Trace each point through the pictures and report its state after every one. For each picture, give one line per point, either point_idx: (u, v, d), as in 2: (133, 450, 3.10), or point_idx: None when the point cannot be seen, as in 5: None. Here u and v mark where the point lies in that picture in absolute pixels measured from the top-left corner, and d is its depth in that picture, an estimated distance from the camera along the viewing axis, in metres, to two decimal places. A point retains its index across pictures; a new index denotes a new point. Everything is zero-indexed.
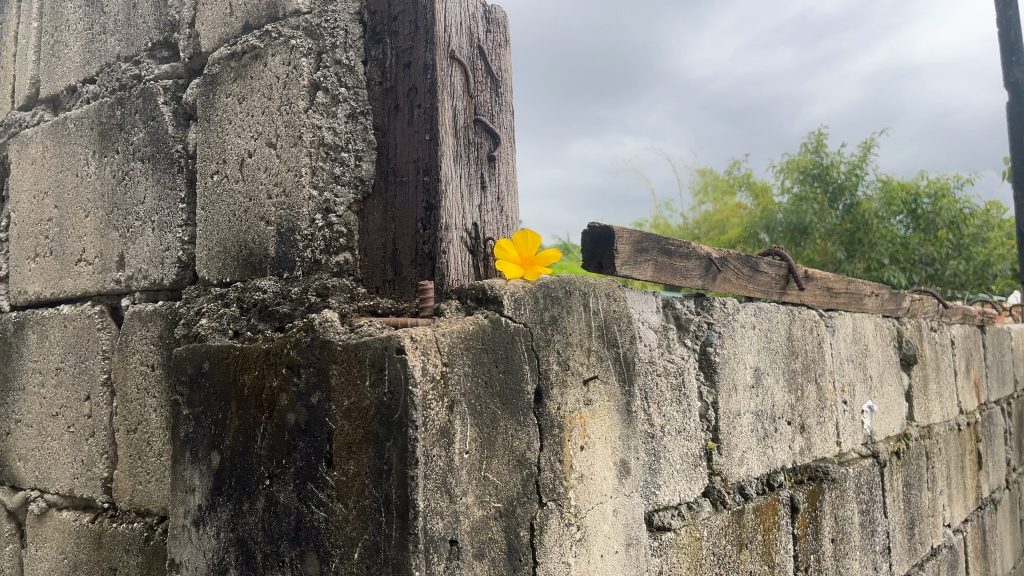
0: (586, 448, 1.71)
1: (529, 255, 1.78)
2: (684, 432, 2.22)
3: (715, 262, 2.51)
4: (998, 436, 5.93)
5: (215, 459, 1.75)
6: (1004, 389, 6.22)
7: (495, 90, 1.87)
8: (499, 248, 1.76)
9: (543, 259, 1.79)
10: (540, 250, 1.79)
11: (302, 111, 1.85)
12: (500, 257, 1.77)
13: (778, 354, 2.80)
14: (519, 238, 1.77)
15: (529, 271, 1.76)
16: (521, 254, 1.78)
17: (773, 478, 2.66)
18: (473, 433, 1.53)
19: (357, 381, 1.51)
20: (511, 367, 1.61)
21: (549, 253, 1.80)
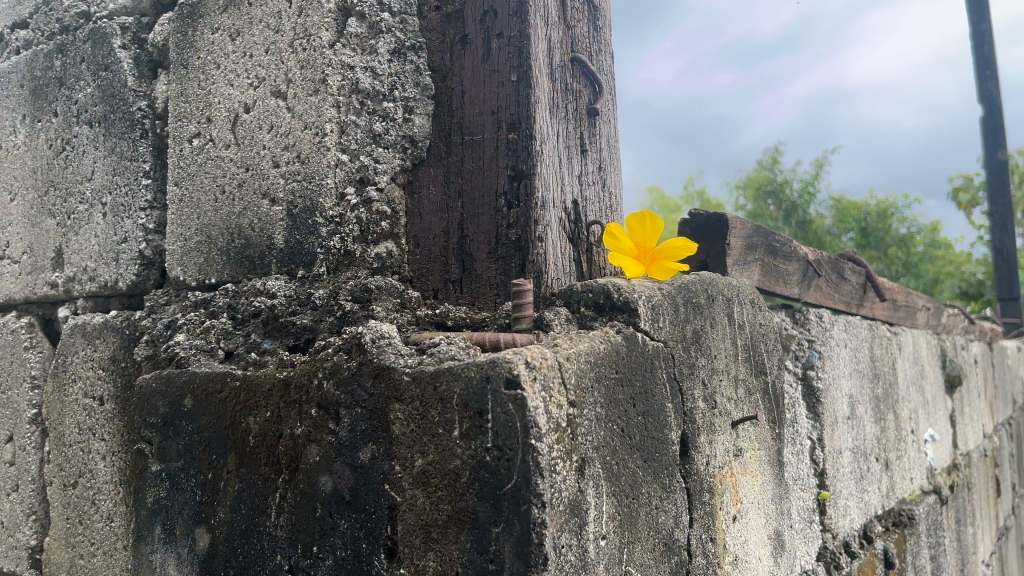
0: (739, 518, 1.22)
1: (651, 246, 1.28)
2: (800, 481, 1.74)
3: (811, 266, 2.05)
4: (1006, 460, 5.62)
5: (201, 539, 1.20)
6: (1009, 411, 5.92)
7: (594, 22, 1.37)
8: (611, 240, 1.24)
9: (672, 251, 1.28)
10: (664, 240, 1.29)
11: (326, 44, 1.33)
12: (611, 248, 1.27)
13: (866, 379, 2.35)
14: (637, 223, 1.26)
15: (652, 272, 1.27)
16: (640, 243, 1.28)
17: (870, 529, 2.19)
18: (611, 508, 1.02)
19: (438, 430, 0.99)
20: (652, 407, 1.10)
21: (678, 244, 1.29)
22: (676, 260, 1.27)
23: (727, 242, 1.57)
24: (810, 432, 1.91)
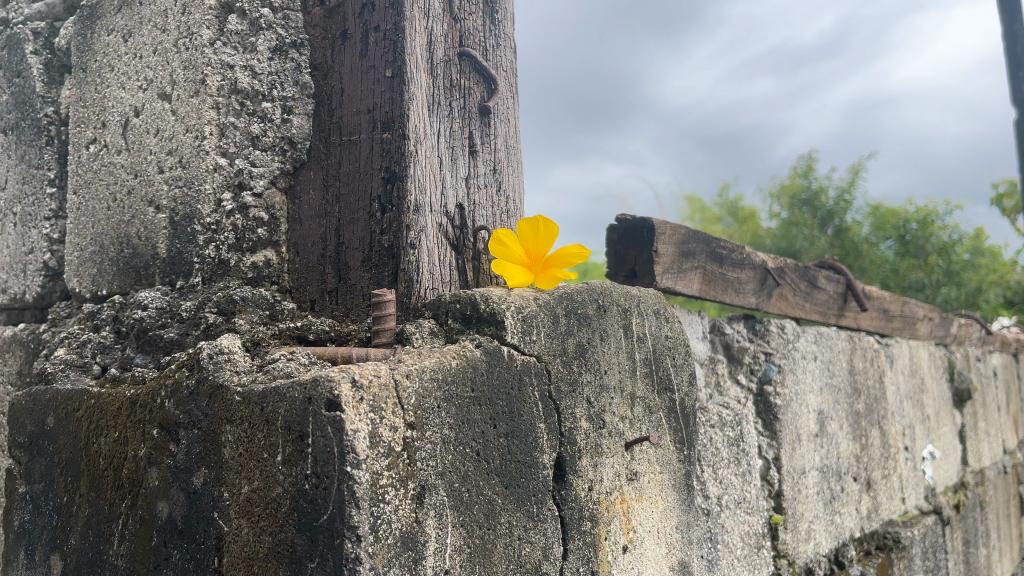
0: (631, 548, 1.13)
1: (543, 254, 1.19)
2: (744, 504, 1.63)
3: (771, 274, 1.93)
4: None
5: (55, 567, 1.13)
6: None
7: (492, 14, 1.29)
8: (498, 243, 1.15)
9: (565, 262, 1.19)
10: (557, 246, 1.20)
11: (205, 43, 1.24)
12: (498, 257, 1.16)
13: (842, 393, 2.22)
14: (526, 229, 1.16)
15: (545, 283, 1.16)
16: (531, 252, 1.18)
17: (843, 554, 2.06)
18: (459, 540, 0.92)
19: (263, 455, 0.90)
20: (517, 428, 1.01)
21: (571, 250, 1.20)
22: (568, 268, 1.18)
23: (654, 248, 1.47)
24: (765, 452, 1.79)
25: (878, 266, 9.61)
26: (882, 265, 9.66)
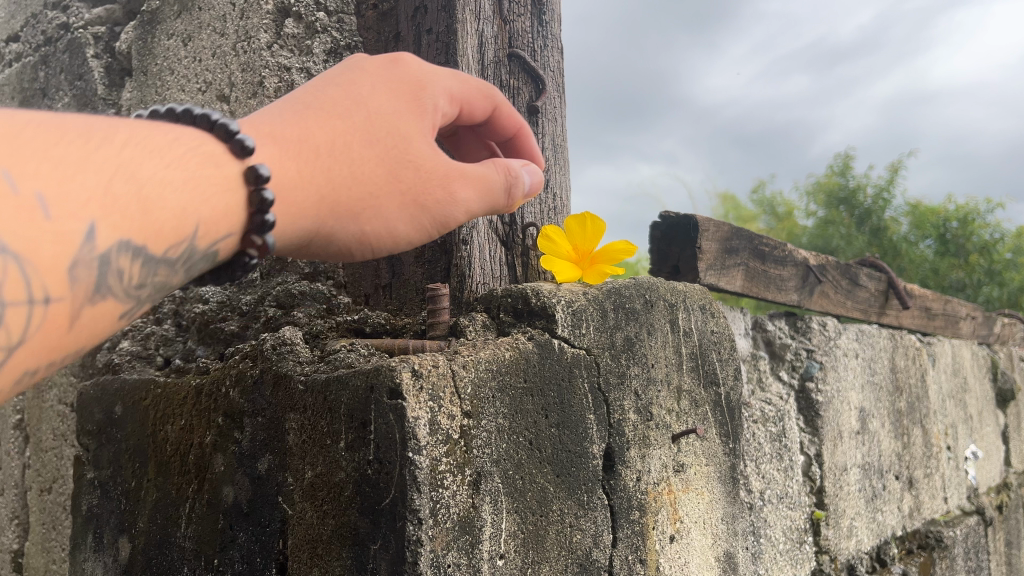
0: (678, 538, 1.16)
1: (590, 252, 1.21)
2: (786, 499, 1.64)
3: (813, 271, 1.94)
4: None
5: (123, 549, 1.18)
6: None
7: (540, 16, 1.32)
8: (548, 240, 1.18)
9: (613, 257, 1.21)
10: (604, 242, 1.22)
11: (263, 46, 1.29)
12: (546, 252, 1.19)
13: (883, 391, 2.21)
14: (574, 225, 1.19)
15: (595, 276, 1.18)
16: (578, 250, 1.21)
17: (885, 551, 2.06)
18: (513, 526, 0.95)
19: (326, 442, 0.94)
20: (569, 418, 1.04)
21: (618, 245, 1.22)
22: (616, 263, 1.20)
23: (697, 245, 1.49)
24: (806, 448, 1.80)
25: (918, 265, 9.48)
26: (920, 264, 9.55)
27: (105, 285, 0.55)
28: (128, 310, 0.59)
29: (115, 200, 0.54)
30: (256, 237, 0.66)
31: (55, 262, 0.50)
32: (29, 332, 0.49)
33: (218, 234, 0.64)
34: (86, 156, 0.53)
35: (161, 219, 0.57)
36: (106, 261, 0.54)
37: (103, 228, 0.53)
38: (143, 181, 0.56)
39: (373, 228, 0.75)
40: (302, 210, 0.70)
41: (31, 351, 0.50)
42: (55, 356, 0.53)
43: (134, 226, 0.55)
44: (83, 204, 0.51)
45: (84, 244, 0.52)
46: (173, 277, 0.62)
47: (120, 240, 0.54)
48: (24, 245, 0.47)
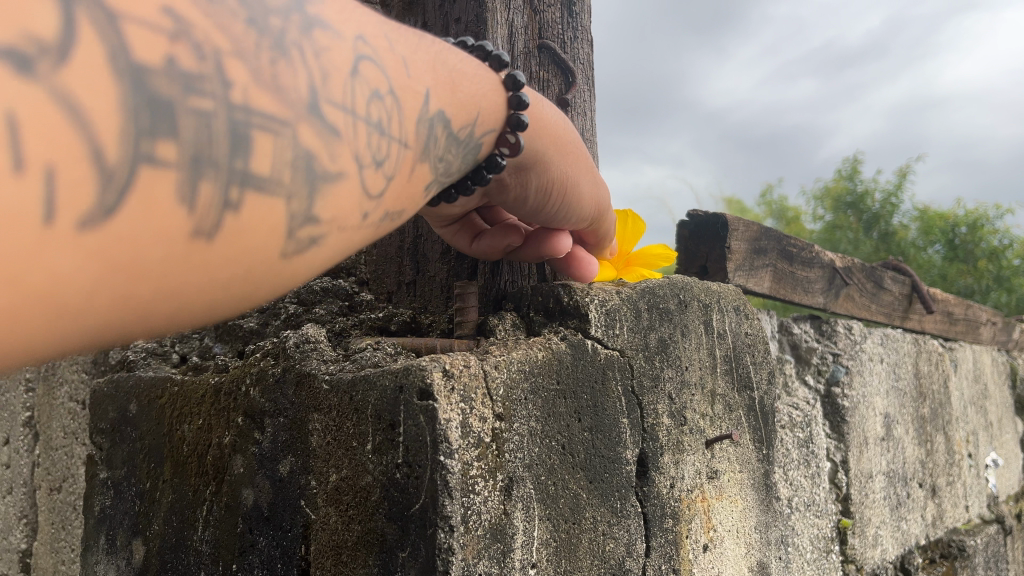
0: (711, 548, 1.12)
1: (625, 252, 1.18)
2: (813, 507, 1.60)
3: (840, 273, 1.89)
4: None
5: (138, 551, 1.15)
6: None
7: (570, 7, 1.28)
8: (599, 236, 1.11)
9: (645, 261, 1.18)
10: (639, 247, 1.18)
11: None
12: None
13: (908, 397, 2.17)
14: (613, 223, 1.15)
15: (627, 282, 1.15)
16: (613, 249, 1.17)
17: (909, 561, 2.01)
18: (546, 534, 0.91)
19: (353, 444, 0.90)
20: (602, 422, 1.00)
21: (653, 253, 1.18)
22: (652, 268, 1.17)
23: (727, 245, 1.45)
24: (833, 454, 1.75)
25: (928, 270, 9.41)
26: (930, 269, 9.48)
27: (431, 155, 0.65)
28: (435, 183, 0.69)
29: (439, 75, 0.66)
30: (511, 135, 0.79)
31: (414, 115, 0.60)
32: (397, 168, 0.59)
33: (489, 127, 0.76)
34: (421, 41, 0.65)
35: (459, 101, 0.70)
36: (436, 125, 0.65)
37: (439, 96, 0.65)
38: (450, 71, 0.69)
39: (572, 178, 0.90)
40: (541, 138, 0.84)
41: (395, 191, 0.60)
42: (403, 208, 0.63)
43: (449, 99, 0.67)
44: (424, 74, 0.63)
45: (427, 103, 0.62)
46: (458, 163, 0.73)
47: (442, 111, 0.66)
48: (401, 87, 0.58)
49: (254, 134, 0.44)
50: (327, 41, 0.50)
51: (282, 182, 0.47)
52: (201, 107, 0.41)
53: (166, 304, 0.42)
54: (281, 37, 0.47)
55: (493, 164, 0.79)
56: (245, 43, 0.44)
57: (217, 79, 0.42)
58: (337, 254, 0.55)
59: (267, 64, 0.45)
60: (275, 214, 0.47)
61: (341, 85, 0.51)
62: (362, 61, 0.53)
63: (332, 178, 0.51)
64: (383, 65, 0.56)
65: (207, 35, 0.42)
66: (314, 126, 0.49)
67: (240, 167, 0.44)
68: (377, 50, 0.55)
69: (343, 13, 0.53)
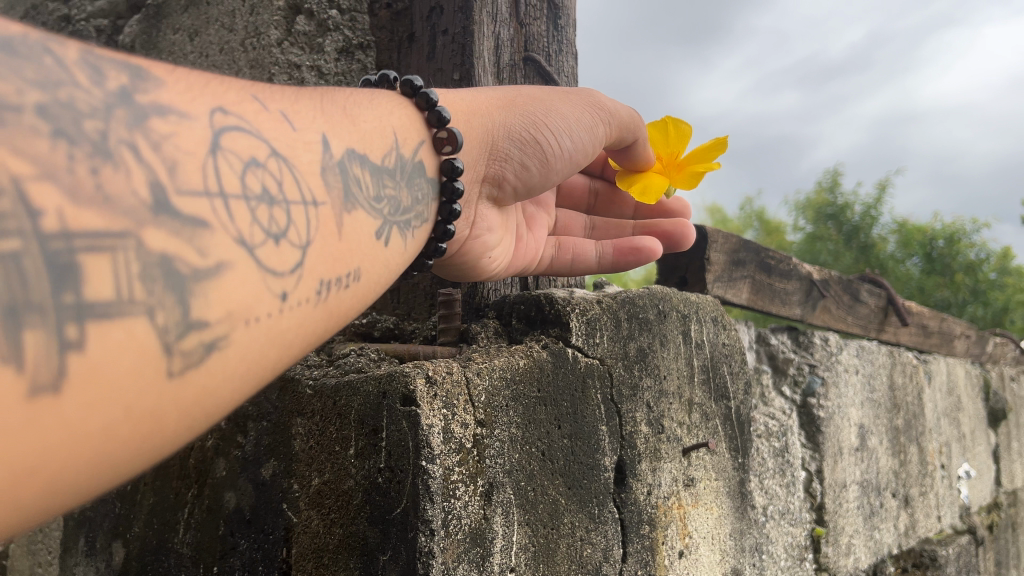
0: (686, 554, 1.13)
1: (673, 161, 1.19)
2: (787, 516, 1.62)
3: (817, 285, 1.92)
4: None
5: (117, 553, 1.15)
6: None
7: (555, 20, 1.30)
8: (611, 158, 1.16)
9: (698, 159, 1.17)
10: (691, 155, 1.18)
11: (273, 43, 1.27)
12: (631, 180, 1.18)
13: (882, 408, 2.20)
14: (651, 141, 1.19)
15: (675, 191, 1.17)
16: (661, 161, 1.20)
17: (881, 569, 2.04)
18: (524, 539, 0.93)
19: (335, 447, 0.91)
20: (581, 429, 1.02)
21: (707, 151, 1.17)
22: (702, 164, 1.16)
23: (706, 256, 1.48)
24: (808, 464, 1.78)
25: (906, 283, 9.51)
26: (908, 282, 9.59)
27: (360, 198, 0.67)
28: (380, 223, 0.71)
29: (329, 118, 0.67)
30: (440, 133, 0.84)
31: (308, 166, 0.61)
32: (312, 227, 0.59)
33: (414, 142, 0.80)
34: (295, 92, 0.67)
35: (367, 131, 0.73)
36: (350, 165, 0.67)
37: (335, 136, 0.66)
38: (343, 107, 0.71)
39: (540, 119, 0.93)
40: (473, 122, 0.89)
41: (320, 253, 0.60)
42: (341, 269, 0.63)
43: (349, 135, 0.69)
44: (309, 123, 0.64)
45: (324, 151, 0.64)
46: (401, 195, 0.76)
47: (347, 148, 0.67)
48: (281, 149, 0.58)
49: (84, 260, 0.40)
50: (170, 126, 0.48)
51: (137, 302, 0.43)
52: (8, 249, 0.37)
53: (26, 469, 0.38)
54: (102, 142, 0.44)
55: (452, 166, 0.83)
56: (54, 161, 0.40)
57: (22, 211, 0.38)
58: (264, 348, 0.53)
59: (86, 175, 0.42)
60: (139, 338, 0.43)
61: (198, 167, 0.49)
62: (220, 135, 0.52)
63: (214, 271, 0.48)
64: (251, 131, 0.55)
65: (2, 163, 0.37)
66: (169, 226, 0.46)
67: (72, 300, 0.39)
68: (239, 118, 0.55)
69: (188, 92, 0.52)
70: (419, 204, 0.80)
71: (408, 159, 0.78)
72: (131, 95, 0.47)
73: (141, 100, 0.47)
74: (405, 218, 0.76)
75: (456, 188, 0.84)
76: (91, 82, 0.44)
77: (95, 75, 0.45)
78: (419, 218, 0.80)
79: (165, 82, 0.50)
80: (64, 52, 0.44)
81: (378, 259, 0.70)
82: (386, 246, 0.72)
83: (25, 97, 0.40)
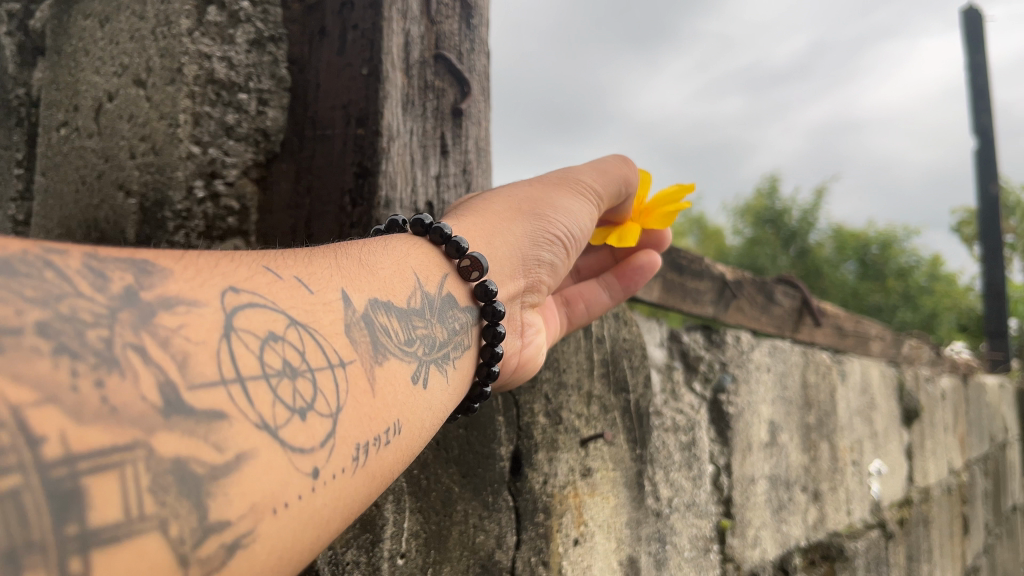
0: (581, 542, 1.17)
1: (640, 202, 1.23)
2: (693, 508, 1.67)
3: (730, 286, 1.98)
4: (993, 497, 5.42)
5: None
6: (999, 446, 5.63)
7: (468, 19, 1.33)
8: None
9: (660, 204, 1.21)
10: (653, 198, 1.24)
11: (184, 32, 1.23)
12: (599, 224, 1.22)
13: (794, 405, 2.28)
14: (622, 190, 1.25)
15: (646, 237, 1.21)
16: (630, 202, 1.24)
17: (788, 560, 2.12)
18: (415, 525, 0.94)
19: None
20: (477, 419, 1.04)
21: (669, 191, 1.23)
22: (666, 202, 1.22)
23: None
24: (717, 458, 1.83)
25: None
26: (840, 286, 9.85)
27: (391, 348, 0.75)
28: (415, 362, 0.78)
29: (346, 274, 0.75)
30: (464, 261, 0.91)
31: (331, 326, 0.68)
32: (343, 392, 0.66)
33: (436, 275, 0.88)
34: (312, 254, 0.74)
35: (386, 278, 0.80)
36: (373, 315, 0.74)
37: (354, 290, 0.74)
38: (359, 260, 0.78)
39: (545, 217, 1.02)
40: (489, 241, 0.96)
41: (353, 418, 0.66)
42: (375, 428, 0.69)
43: (368, 287, 0.76)
44: (326, 282, 0.72)
45: (344, 307, 0.71)
46: (432, 330, 0.83)
47: (369, 299, 0.75)
48: (299, 318, 0.65)
49: (89, 481, 0.45)
50: (179, 319, 0.55)
51: (148, 515, 0.47)
52: (9, 485, 0.41)
53: None
54: (107, 352, 0.50)
55: (485, 289, 0.91)
56: (57, 383, 0.46)
57: (23, 443, 0.42)
58: (297, 529, 0.57)
59: (95, 396, 0.47)
60: (152, 552, 0.47)
61: (218, 362, 0.56)
62: (233, 316, 0.59)
63: (237, 463, 0.53)
64: (264, 305, 0.62)
65: (3, 398, 0.43)
66: (183, 426, 0.51)
67: (75, 529, 0.43)
68: (252, 297, 0.62)
69: (198, 279, 0.59)
70: (456, 333, 0.88)
71: (434, 295, 0.86)
72: (136, 293, 0.54)
73: (146, 297, 0.54)
74: (442, 351, 0.84)
75: (494, 308, 0.92)
76: (93, 290, 0.52)
77: (96, 280, 0.53)
78: (456, 346, 0.88)
79: (173, 272, 0.58)
80: (67, 263, 0.52)
81: (418, 404, 0.77)
82: (427, 388, 0.79)
83: (24, 319, 0.46)
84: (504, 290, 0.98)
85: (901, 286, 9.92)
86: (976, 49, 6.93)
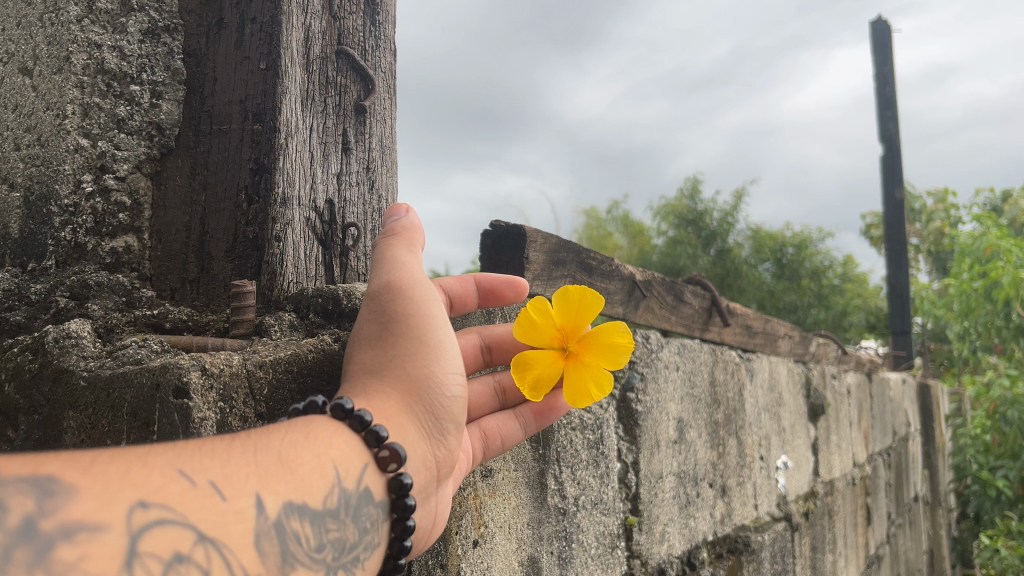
0: (481, 543, 1.17)
1: (576, 333, 1.20)
2: (600, 505, 1.69)
3: (639, 286, 2.02)
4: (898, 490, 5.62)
5: None
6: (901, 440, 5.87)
7: (373, 16, 1.32)
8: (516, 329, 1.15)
9: (606, 353, 1.19)
10: (595, 332, 1.20)
11: (72, 19, 1.19)
12: (533, 341, 1.17)
13: (701, 402, 2.32)
14: (571, 304, 1.18)
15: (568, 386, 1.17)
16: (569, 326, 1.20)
17: (695, 555, 2.16)
18: None
19: (107, 442, 0.88)
20: None
21: (613, 337, 1.20)
22: (606, 353, 1.20)
23: (524, 257, 1.50)
24: (626, 456, 1.85)
25: None
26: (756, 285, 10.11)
27: (300, 558, 0.68)
28: (324, 572, 0.71)
29: (264, 469, 0.68)
30: (381, 451, 0.82)
31: (240, 540, 0.62)
32: None
33: (356, 466, 0.79)
34: (229, 446, 0.67)
35: (305, 474, 0.72)
36: (287, 521, 0.67)
37: (271, 490, 0.67)
38: (277, 453, 0.70)
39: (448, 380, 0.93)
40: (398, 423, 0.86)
41: None
42: None
43: (287, 485, 0.69)
44: (241, 486, 0.65)
45: (258, 514, 0.65)
46: (345, 532, 0.75)
47: (284, 502, 0.67)
48: (210, 531, 0.60)
49: None
50: (78, 550, 0.51)
51: None
52: None
53: None
54: None
55: (401, 483, 0.82)
56: None
57: None
58: None
59: None
60: None
61: None
62: (138, 539, 0.55)
63: None
64: (175, 521, 0.58)
65: None
66: None
67: None
68: (160, 510, 0.57)
69: (106, 494, 0.55)
70: (368, 532, 0.79)
71: (351, 490, 0.77)
72: (35, 523, 0.51)
73: (44, 527, 0.51)
74: (352, 553, 0.76)
75: (406, 505, 0.83)
76: None
77: None
78: (367, 546, 0.79)
79: (77, 489, 0.54)
80: None
81: None
82: None
83: None
84: (418, 478, 0.89)
85: (813, 285, 10.26)
86: (883, 60, 7.21)
